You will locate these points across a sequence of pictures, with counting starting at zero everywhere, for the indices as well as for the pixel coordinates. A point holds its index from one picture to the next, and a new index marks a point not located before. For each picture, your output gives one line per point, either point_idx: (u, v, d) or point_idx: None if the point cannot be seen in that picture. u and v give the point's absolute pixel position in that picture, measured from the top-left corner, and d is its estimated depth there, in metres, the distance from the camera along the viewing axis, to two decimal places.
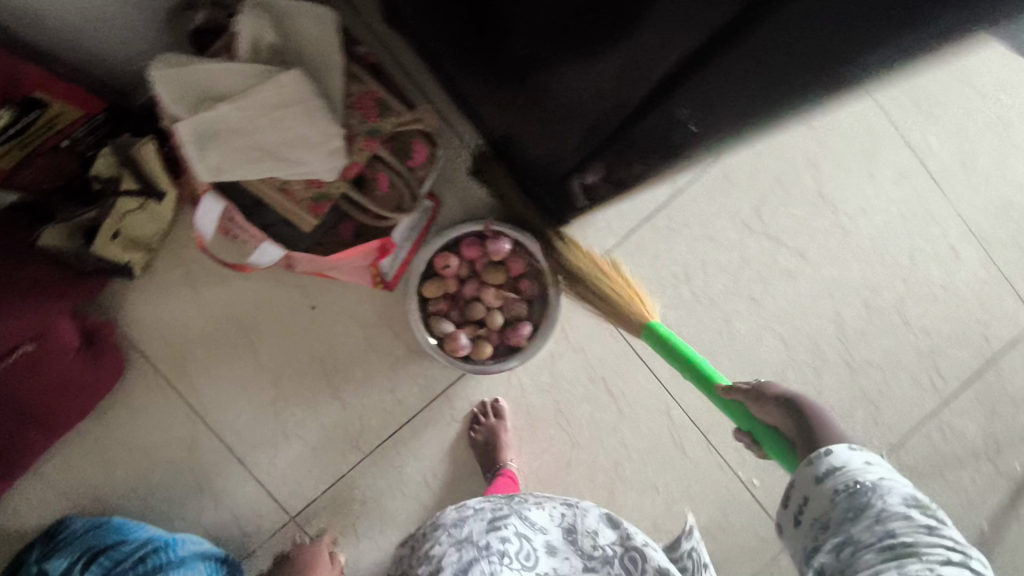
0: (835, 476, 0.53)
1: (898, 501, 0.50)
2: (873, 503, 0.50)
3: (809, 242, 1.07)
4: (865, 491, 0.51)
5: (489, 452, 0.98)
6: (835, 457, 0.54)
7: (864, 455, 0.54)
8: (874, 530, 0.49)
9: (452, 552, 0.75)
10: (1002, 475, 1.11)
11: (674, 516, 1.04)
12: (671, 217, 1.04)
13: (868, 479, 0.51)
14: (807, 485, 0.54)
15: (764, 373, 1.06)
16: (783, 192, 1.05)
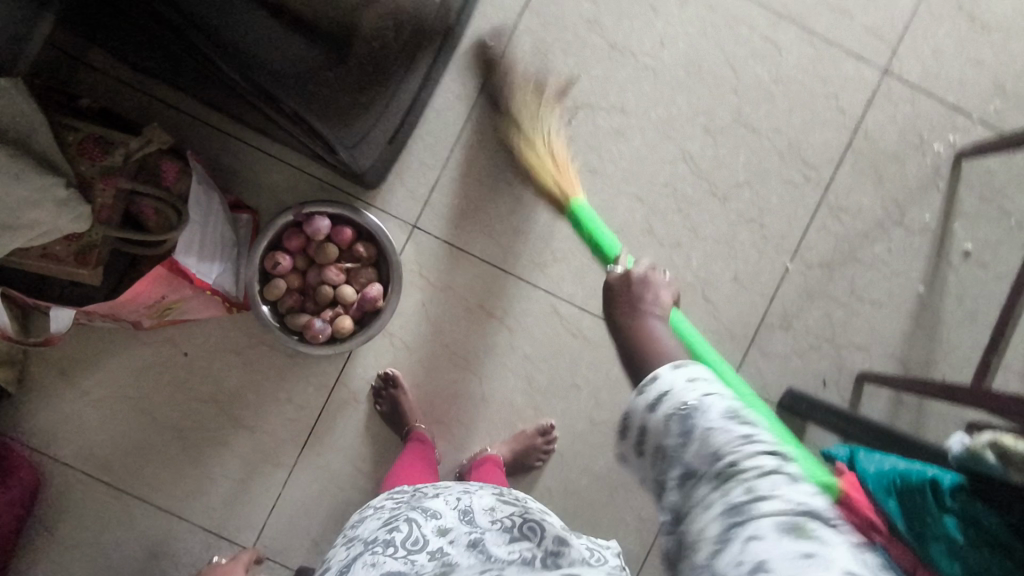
0: (664, 405, 0.48)
1: (721, 419, 0.46)
2: (700, 435, 0.46)
3: (623, 94, 1.04)
4: (692, 412, 0.47)
5: (399, 418, 0.98)
6: (663, 382, 0.50)
7: (690, 371, 0.50)
8: (703, 461, 0.46)
9: (343, 550, 0.68)
10: (916, 233, 1.07)
11: (604, 402, 1.04)
12: (478, 130, 1.02)
13: (691, 399, 0.48)
14: (638, 410, 0.50)
15: (633, 236, 1.04)
16: (576, 60, 1.03)
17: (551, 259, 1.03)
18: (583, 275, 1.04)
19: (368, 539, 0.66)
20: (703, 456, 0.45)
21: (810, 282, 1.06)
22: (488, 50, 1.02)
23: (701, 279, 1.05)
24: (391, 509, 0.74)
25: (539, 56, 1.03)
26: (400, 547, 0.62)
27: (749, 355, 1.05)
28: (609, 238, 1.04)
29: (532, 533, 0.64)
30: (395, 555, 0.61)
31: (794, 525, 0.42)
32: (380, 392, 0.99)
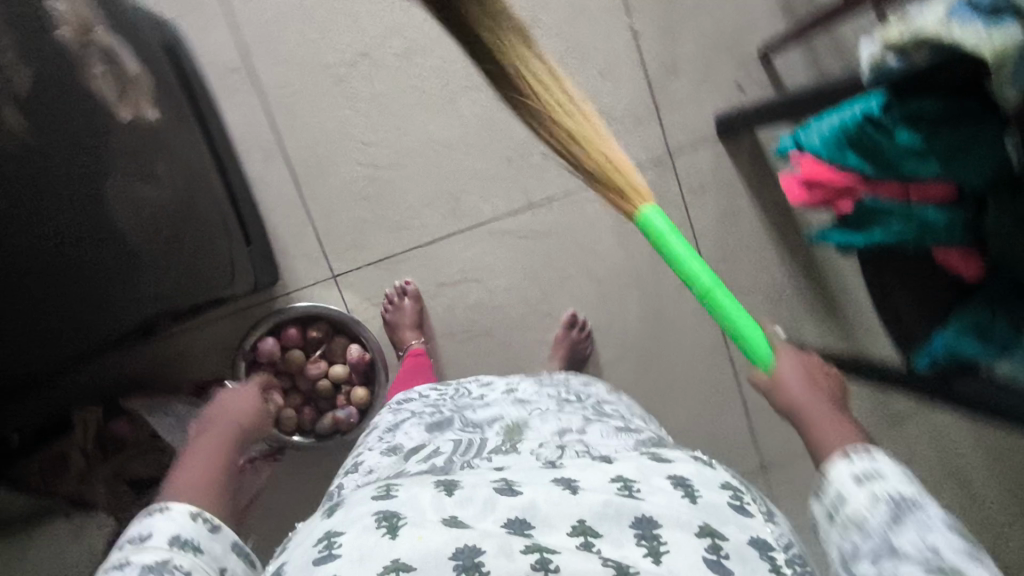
0: (877, 484, 0.48)
1: (944, 525, 0.46)
2: (920, 532, 0.45)
3: (378, 19, 0.98)
4: (904, 505, 0.47)
5: (395, 334, 1.00)
6: (884, 476, 0.49)
7: (894, 467, 0.50)
8: (915, 545, 0.45)
9: (390, 415, 0.70)
10: None
11: (593, 258, 1.06)
12: (304, 159, 0.99)
13: (908, 493, 0.47)
14: (843, 484, 0.49)
15: (496, 121, 1.02)
16: (320, 31, 0.97)
17: (455, 199, 1.02)
18: (490, 187, 1.03)
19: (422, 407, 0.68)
20: (919, 545, 0.44)
21: (659, 20, 1.03)
22: (244, 90, 0.97)
23: (575, 100, 1.03)
24: (435, 395, 0.73)
25: (287, 55, 0.97)
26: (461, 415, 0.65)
27: (663, 120, 1.03)
28: (479, 141, 1.02)
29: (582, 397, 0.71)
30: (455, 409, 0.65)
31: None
32: (392, 302, 1.01)
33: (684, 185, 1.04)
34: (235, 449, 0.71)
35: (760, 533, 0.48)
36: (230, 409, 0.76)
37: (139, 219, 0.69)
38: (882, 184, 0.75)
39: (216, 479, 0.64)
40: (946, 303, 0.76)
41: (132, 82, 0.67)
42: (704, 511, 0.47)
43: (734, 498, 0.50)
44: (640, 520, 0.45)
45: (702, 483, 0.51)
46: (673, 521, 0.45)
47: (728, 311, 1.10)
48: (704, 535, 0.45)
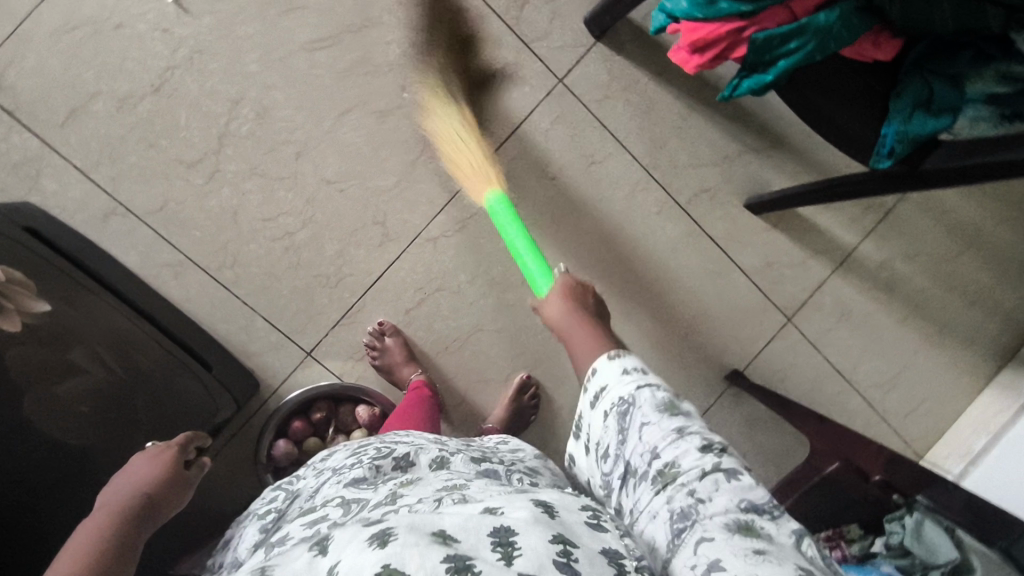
0: (606, 403, 0.59)
1: (658, 412, 0.55)
2: (637, 432, 0.56)
3: (216, 94, 0.92)
4: (629, 403, 0.57)
5: (393, 375, 0.98)
6: (599, 377, 0.61)
7: (627, 362, 0.60)
8: (639, 449, 0.55)
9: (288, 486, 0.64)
10: None
11: (536, 214, 1.03)
12: (221, 262, 0.95)
13: (631, 392, 0.57)
14: (603, 379, 0.60)
15: (378, 134, 0.97)
16: (167, 135, 0.92)
17: (382, 225, 0.99)
18: (408, 197, 0.99)
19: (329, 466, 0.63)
20: (643, 452, 0.55)
21: None
22: (129, 227, 0.92)
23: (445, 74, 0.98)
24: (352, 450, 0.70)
25: (150, 175, 0.92)
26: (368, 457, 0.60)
27: (536, 51, 1.00)
28: (374, 161, 0.97)
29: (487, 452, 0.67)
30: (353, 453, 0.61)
31: (738, 522, 0.48)
32: (376, 347, 0.98)
33: (586, 99, 1.02)
34: (140, 523, 0.55)
35: (611, 543, 0.45)
36: (133, 477, 0.60)
37: (64, 414, 0.68)
38: (767, 14, 0.69)
39: (100, 549, 0.50)
40: (877, 94, 0.74)
41: (6, 287, 0.67)
42: (559, 524, 0.44)
43: (591, 516, 0.48)
44: (499, 529, 0.42)
45: (562, 505, 0.47)
46: (532, 528, 0.42)
47: (685, 196, 1.07)
48: (557, 542, 0.42)
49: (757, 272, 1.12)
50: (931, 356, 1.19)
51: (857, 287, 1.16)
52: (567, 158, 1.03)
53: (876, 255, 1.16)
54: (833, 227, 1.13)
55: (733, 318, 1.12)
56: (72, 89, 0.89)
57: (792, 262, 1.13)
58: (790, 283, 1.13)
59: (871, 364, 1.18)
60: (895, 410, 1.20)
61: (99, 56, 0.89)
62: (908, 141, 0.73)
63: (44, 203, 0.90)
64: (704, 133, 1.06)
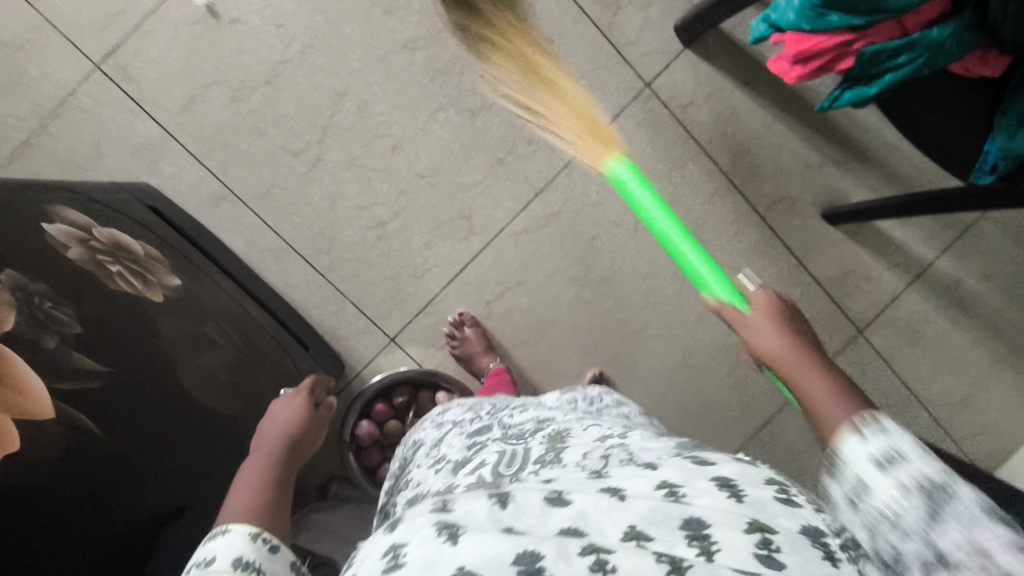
0: (903, 472, 0.44)
1: (972, 506, 0.42)
2: (963, 527, 0.41)
3: (321, 87, 0.96)
4: (934, 492, 0.43)
5: (472, 364, 1.02)
6: (888, 437, 0.46)
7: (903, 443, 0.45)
8: (955, 543, 0.41)
9: (433, 431, 0.76)
10: None
11: (617, 215, 1.05)
12: (316, 248, 0.99)
13: (936, 476, 0.43)
14: (860, 465, 0.46)
15: (471, 131, 1.00)
16: (272, 124, 0.96)
17: (468, 219, 1.02)
18: (495, 193, 1.02)
19: (465, 422, 0.74)
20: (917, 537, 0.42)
21: None
22: (234, 212, 0.97)
23: None
24: (468, 410, 0.78)
25: (254, 162, 0.96)
26: (519, 433, 0.65)
27: (626, 56, 1.02)
28: (464, 157, 1.00)
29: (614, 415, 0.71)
30: (493, 417, 0.72)
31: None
32: (456, 336, 1.02)
33: (672, 105, 1.04)
34: (287, 461, 0.70)
35: (811, 520, 0.43)
36: (277, 422, 0.74)
37: (209, 380, 0.74)
38: (877, 30, 0.71)
39: (278, 472, 0.67)
40: (981, 110, 0.75)
41: (146, 263, 0.74)
42: (751, 508, 0.43)
43: (781, 491, 0.45)
44: (691, 521, 0.42)
45: (747, 480, 0.46)
46: (725, 520, 0.42)
47: (763, 203, 1.09)
48: (753, 533, 0.41)
49: (832, 282, 1.13)
50: (1005, 377, 1.18)
51: (932, 302, 1.15)
52: (650, 162, 1.05)
53: (955, 271, 1.15)
54: (911, 242, 1.13)
55: (805, 325, 1.13)
56: (187, 78, 0.94)
57: (867, 274, 1.13)
58: (864, 294, 1.14)
59: (944, 380, 1.17)
60: (967, 428, 1.19)
61: (217, 49, 0.94)
62: (1012, 159, 0.74)
63: (158, 184, 0.95)
64: (787, 141, 1.07)
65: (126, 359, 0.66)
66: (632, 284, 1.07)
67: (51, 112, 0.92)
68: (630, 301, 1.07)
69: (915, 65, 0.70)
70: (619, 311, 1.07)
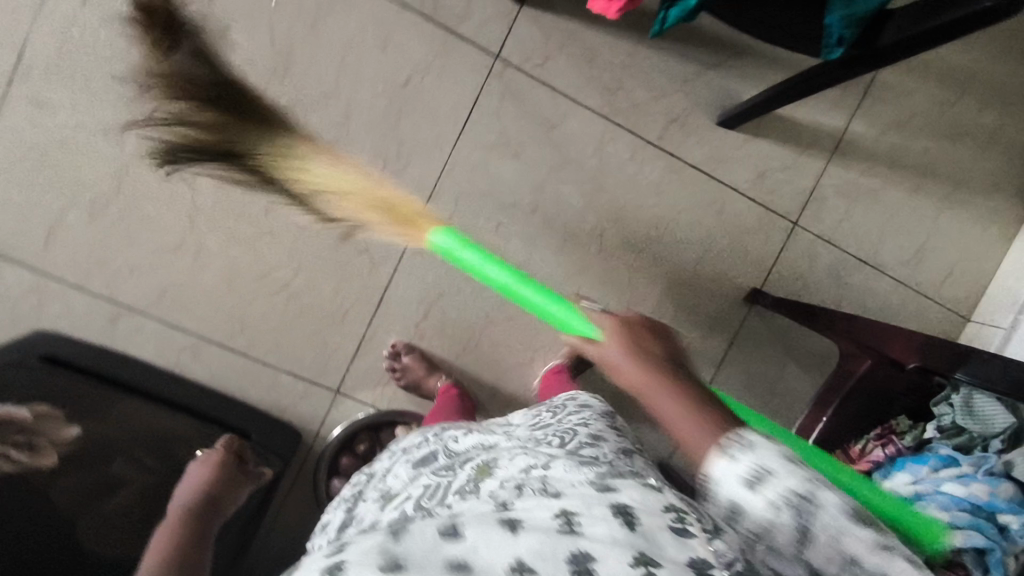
0: (767, 488, 0.46)
1: (843, 526, 0.45)
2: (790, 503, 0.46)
3: (173, 176, 0.93)
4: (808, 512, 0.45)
5: (421, 390, 1.00)
6: (754, 452, 0.48)
7: (777, 454, 0.48)
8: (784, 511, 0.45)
9: (387, 459, 0.75)
10: None
11: (511, 195, 1.03)
12: (230, 331, 0.97)
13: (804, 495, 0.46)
14: (737, 490, 0.47)
15: (339, 165, 0.96)
16: (140, 229, 0.93)
17: (368, 252, 0.99)
18: (385, 218, 0.99)
19: (420, 442, 0.74)
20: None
21: None
22: (137, 325, 0.95)
23: (381, 88, 0.96)
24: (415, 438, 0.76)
25: (138, 272, 0.94)
26: (459, 455, 0.66)
27: (464, 35, 0.97)
28: (340, 192, 0.97)
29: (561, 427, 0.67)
30: (440, 439, 0.72)
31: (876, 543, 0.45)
32: (396, 368, 1.01)
33: (528, 68, 0.99)
34: (204, 515, 0.79)
35: (694, 547, 0.48)
36: (192, 482, 0.83)
37: (128, 524, 0.79)
38: None
39: (186, 528, 0.74)
40: None
41: (38, 426, 0.75)
42: (640, 538, 0.48)
43: (676, 520, 0.50)
44: (577, 555, 0.47)
45: (644, 509, 0.50)
46: (613, 552, 0.47)
47: (654, 130, 1.04)
48: (637, 565, 0.46)
49: (751, 186, 1.08)
50: (952, 216, 1.15)
51: (859, 168, 1.11)
52: (527, 131, 1.01)
53: (870, 130, 1.10)
54: (818, 116, 1.08)
55: (739, 235, 1.09)
56: (38, 215, 0.91)
57: (784, 164, 1.09)
58: (787, 185, 1.09)
59: (894, 240, 1.14)
60: (926, 279, 1.17)
61: (56, 175, 0.91)
62: (856, 23, 0.69)
63: (55, 325, 0.93)
64: (655, 61, 1.02)
65: (31, 547, 0.71)
66: (551, 255, 1.05)
67: None
68: (554, 273, 1.06)
69: None
70: (547, 286, 1.06)
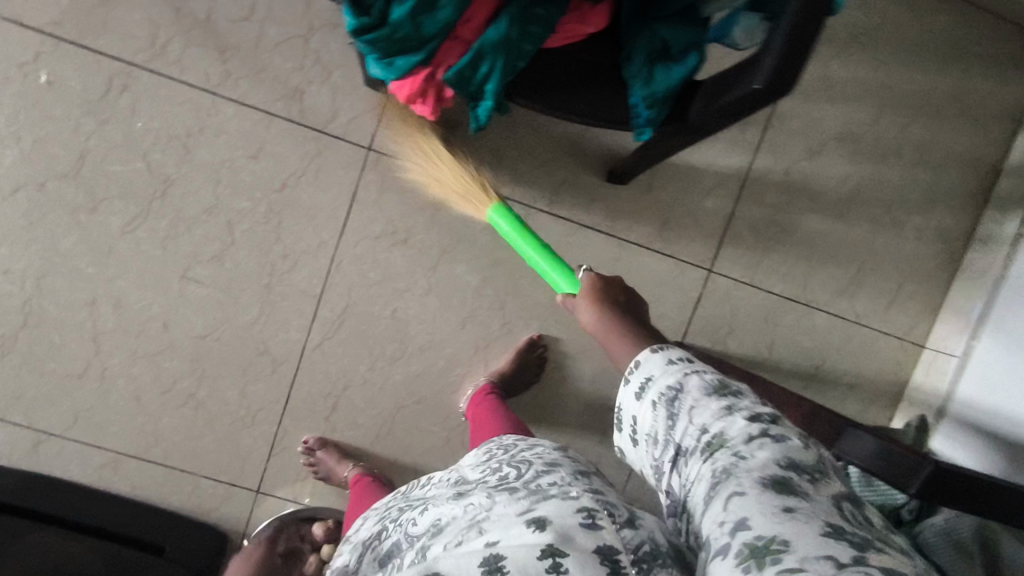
0: (653, 393, 0.51)
1: (706, 397, 0.47)
2: (688, 416, 0.47)
3: (72, 306, 0.97)
4: (677, 390, 0.49)
5: (335, 481, 1.00)
6: (643, 368, 0.53)
7: (672, 354, 0.53)
8: (688, 433, 0.47)
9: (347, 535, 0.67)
10: None
11: (404, 279, 1.01)
12: (145, 444, 1.01)
13: (675, 380, 0.50)
14: (631, 396, 0.53)
15: (226, 275, 0.98)
16: (49, 359, 0.98)
17: (267, 353, 1.01)
18: (280, 319, 1.00)
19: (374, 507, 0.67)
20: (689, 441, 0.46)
21: (241, 73, 0.95)
22: (58, 448, 1.00)
23: (258, 195, 0.97)
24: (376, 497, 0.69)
25: (53, 399, 0.99)
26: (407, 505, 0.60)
27: (333, 132, 0.97)
28: (230, 300, 0.99)
29: (514, 457, 0.59)
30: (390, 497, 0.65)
31: (774, 479, 0.40)
32: (312, 463, 1.01)
33: (402, 153, 0.99)
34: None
35: (610, 538, 0.42)
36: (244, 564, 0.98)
37: None
38: (446, 52, 0.63)
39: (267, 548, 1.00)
40: (609, 70, 0.67)
41: None
42: (550, 533, 0.42)
43: (587, 515, 0.43)
44: (489, 558, 0.42)
45: (559, 514, 0.44)
46: (518, 549, 0.42)
47: (543, 197, 1.02)
48: (546, 557, 0.40)
49: (653, 238, 1.04)
50: (886, 240, 1.07)
51: (770, 204, 1.05)
52: (410, 215, 1.00)
53: (778, 164, 1.04)
54: (717, 158, 1.03)
55: (649, 289, 1.05)
56: None
57: (687, 212, 1.04)
58: (693, 234, 1.04)
59: (824, 275, 1.07)
60: (869, 310, 1.08)
61: None
62: (659, 103, 0.65)
63: None
64: (532, 128, 1.00)
65: None
66: (454, 335, 1.04)
67: None
68: (460, 351, 1.04)
69: (499, 61, 0.62)
70: (454, 365, 1.04)
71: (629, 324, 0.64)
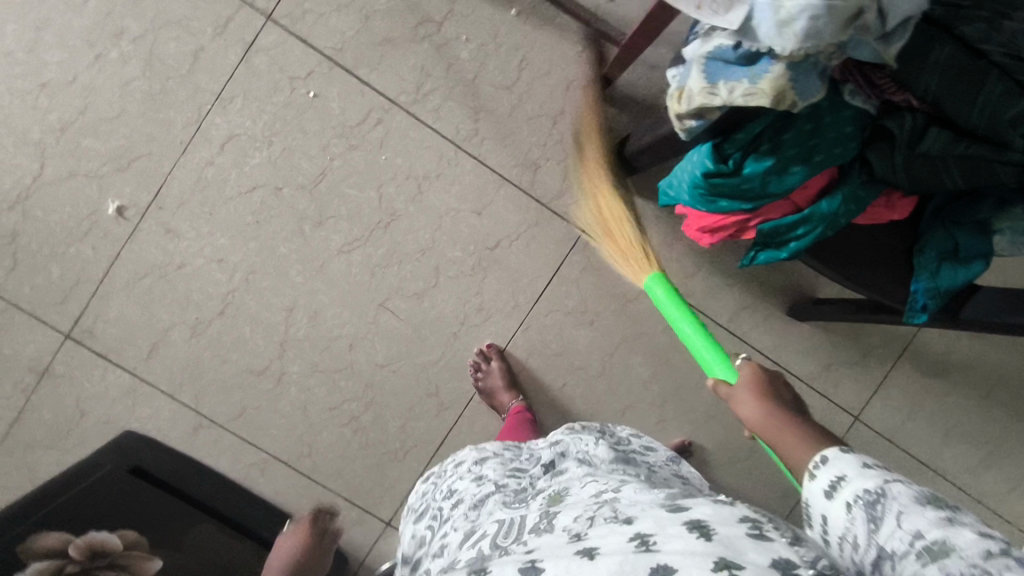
0: (845, 493, 0.49)
1: (914, 503, 0.44)
2: (893, 520, 0.44)
3: (272, 306, 1.00)
4: (879, 499, 0.46)
5: (494, 399, 1.01)
6: (831, 468, 0.51)
7: (856, 456, 0.51)
8: (893, 533, 0.43)
9: (467, 482, 0.78)
10: (450, 17, 0.97)
11: (580, 357, 1.06)
12: (298, 452, 1.03)
13: (875, 485, 0.47)
14: (822, 505, 0.50)
15: (421, 313, 1.02)
16: (235, 348, 1.01)
17: (436, 395, 1.04)
18: (458, 367, 1.04)
19: (489, 481, 0.75)
20: (897, 543, 0.43)
21: (489, 136, 1.00)
22: (215, 437, 1.02)
23: (472, 247, 1.02)
24: (504, 450, 0.84)
25: (227, 388, 1.01)
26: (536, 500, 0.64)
27: (555, 209, 1.02)
28: (417, 339, 1.03)
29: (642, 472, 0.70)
30: (509, 477, 0.75)
31: None
32: (482, 370, 1.02)
33: None
34: None
35: (783, 553, 0.41)
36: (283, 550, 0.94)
37: None
38: (769, 207, 0.70)
39: None
40: (900, 254, 0.73)
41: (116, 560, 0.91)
42: (719, 545, 0.42)
43: (754, 527, 0.44)
44: (658, 566, 0.42)
45: (719, 519, 0.45)
46: (692, 563, 0.41)
47: (726, 314, 1.07)
48: (721, 569, 0.40)
49: (812, 376, 1.10)
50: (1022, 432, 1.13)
51: (926, 372, 1.11)
52: (604, 299, 1.05)
53: (941, 338, 1.10)
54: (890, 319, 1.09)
55: None
56: (148, 326, 0.99)
57: (850, 359, 1.10)
58: (850, 381, 1.10)
59: (958, 449, 1.12)
60: (991, 492, 1.14)
61: (169, 294, 0.99)
62: (941, 296, 0.71)
63: (142, 426, 1.01)
64: (733, 250, 1.06)
65: None
66: (611, 420, 1.07)
67: (34, 384, 0.98)
68: None
69: (819, 224, 0.68)
70: None
71: (807, 424, 0.59)
